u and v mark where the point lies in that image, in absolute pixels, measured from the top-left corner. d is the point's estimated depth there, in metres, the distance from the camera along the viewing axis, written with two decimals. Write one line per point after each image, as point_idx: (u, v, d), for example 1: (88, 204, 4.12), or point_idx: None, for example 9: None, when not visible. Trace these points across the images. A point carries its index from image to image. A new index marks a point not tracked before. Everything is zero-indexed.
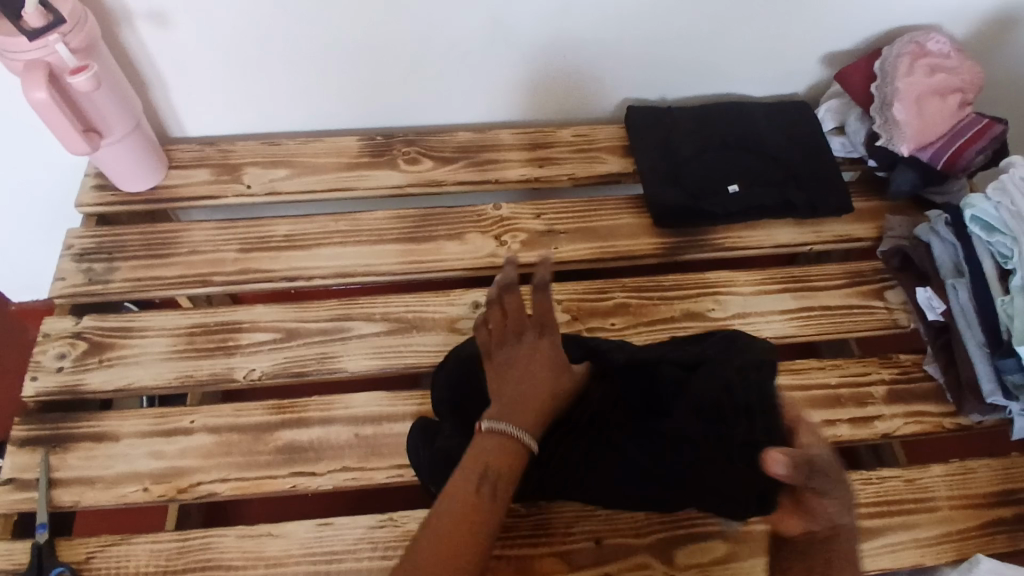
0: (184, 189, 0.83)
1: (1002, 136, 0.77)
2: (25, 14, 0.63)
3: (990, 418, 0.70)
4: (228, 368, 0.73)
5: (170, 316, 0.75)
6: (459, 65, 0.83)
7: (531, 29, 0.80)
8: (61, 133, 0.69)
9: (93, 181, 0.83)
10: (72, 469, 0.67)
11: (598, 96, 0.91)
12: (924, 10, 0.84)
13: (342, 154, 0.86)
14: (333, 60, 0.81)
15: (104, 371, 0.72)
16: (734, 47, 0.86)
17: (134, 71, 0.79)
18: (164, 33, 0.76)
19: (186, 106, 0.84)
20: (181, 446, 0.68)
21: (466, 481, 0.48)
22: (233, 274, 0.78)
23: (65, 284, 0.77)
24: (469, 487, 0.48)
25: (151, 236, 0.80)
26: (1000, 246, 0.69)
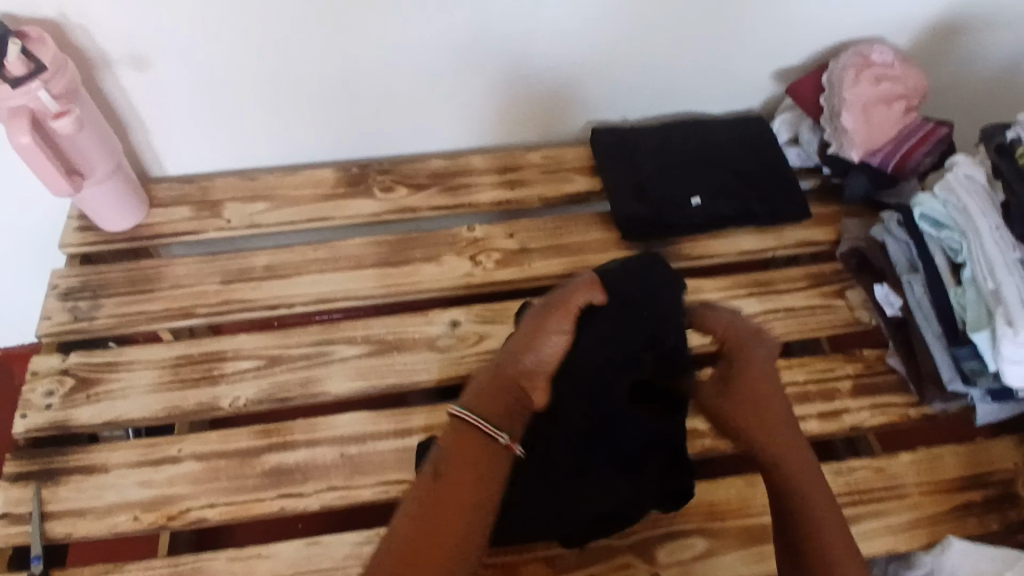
0: (165, 226, 0.85)
1: (947, 138, 0.82)
2: (8, 63, 0.66)
3: (953, 405, 0.73)
4: (214, 396, 0.74)
5: (155, 349, 0.77)
6: (427, 95, 0.87)
7: (494, 58, 0.84)
8: (44, 176, 0.71)
9: (76, 223, 0.85)
10: (63, 502, 0.69)
11: (564, 119, 0.94)
12: (866, 24, 0.88)
13: (318, 186, 0.89)
14: (306, 96, 0.85)
15: (91, 406, 0.74)
16: (689, 67, 0.90)
17: (115, 115, 0.82)
18: (142, 77, 0.79)
19: (166, 146, 0.87)
20: (169, 474, 0.70)
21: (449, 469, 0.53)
22: (216, 305, 0.80)
23: (51, 323, 0.79)
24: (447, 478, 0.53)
25: (134, 272, 0.82)
26: (949, 241, 0.72)
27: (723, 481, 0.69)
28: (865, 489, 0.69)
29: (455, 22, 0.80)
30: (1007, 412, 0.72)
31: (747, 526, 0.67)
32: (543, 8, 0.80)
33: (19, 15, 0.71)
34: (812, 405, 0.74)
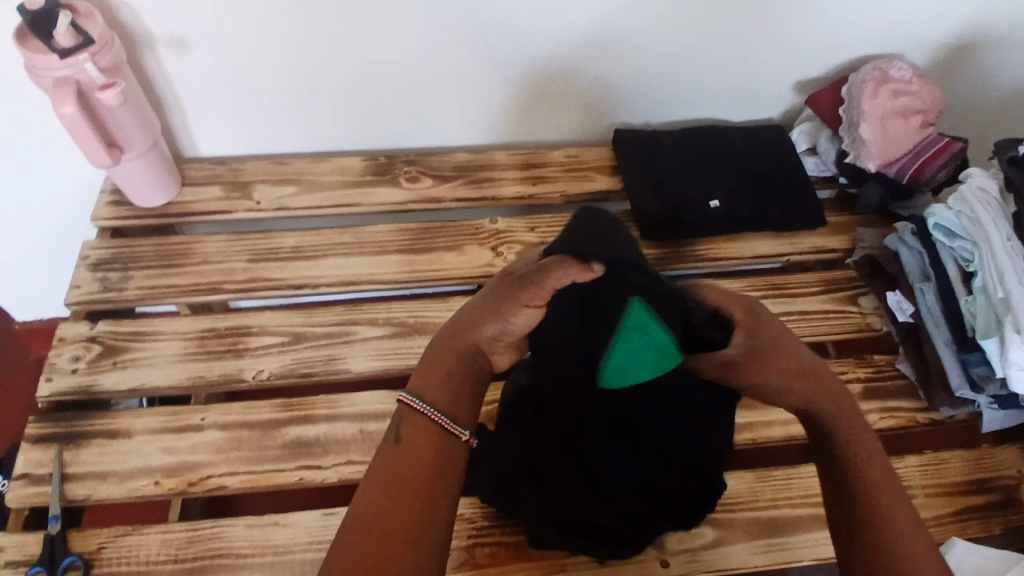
0: (196, 204, 0.87)
1: (962, 152, 0.83)
2: (57, 35, 0.68)
3: (960, 411, 0.74)
4: (238, 369, 0.76)
5: (181, 321, 0.79)
6: (457, 91, 0.90)
7: (525, 56, 0.87)
8: (85, 147, 0.73)
9: (109, 197, 0.87)
10: (85, 464, 0.70)
11: (586, 120, 0.97)
12: (887, 40, 0.91)
13: (347, 173, 0.91)
14: (340, 85, 0.87)
15: (117, 373, 0.76)
16: (713, 75, 0.93)
17: (154, 93, 0.85)
18: (183, 58, 0.81)
19: (201, 127, 0.90)
20: (192, 441, 0.71)
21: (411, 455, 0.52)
22: (243, 283, 0.82)
23: (80, 292, 0.80)
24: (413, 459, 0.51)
25: (164, 247, 0.84)
26: (962, 250, 0.73)
27: (733, 474, 0.71)
28: None
29: (489, 19, 0.82)
30: (1011, 420, 0.74)
31: (755, 518, 0.69)
32: (575, 9, 0.82)
33: None
34: None
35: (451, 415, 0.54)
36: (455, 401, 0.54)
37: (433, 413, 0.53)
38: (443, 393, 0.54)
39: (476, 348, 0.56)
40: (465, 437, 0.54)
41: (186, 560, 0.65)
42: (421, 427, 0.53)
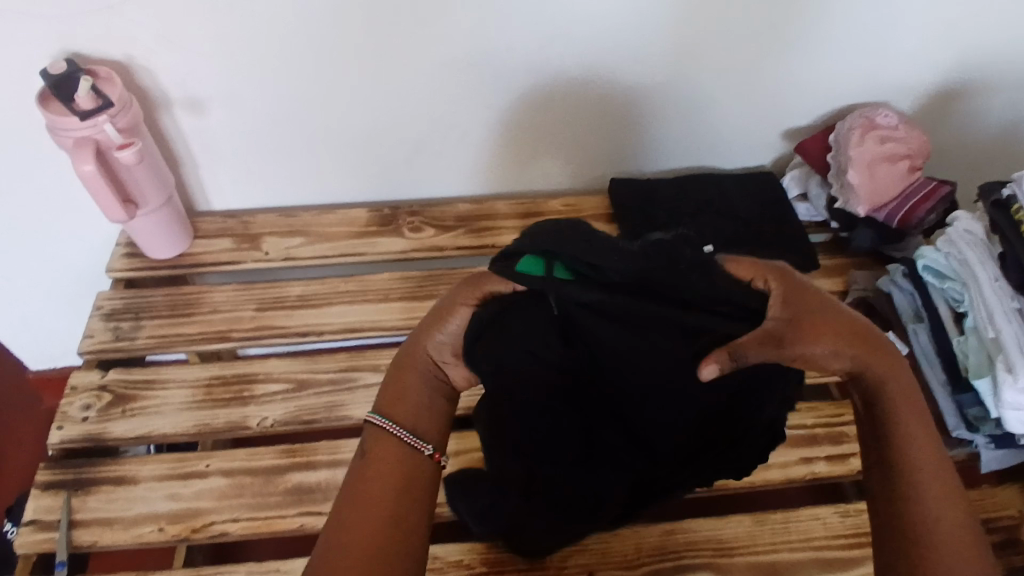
0: (206, 256, 0.90)
1: (950, 196, 0.85)
2: (78, 98, 0.72)
3: (958, 452, 0.75)
4: (243, 416, 0.78)
5: (190, 369, 0.81)
6: (457, 144, 0.93)
7: (523, 110, 0.90)
8: (102, 203, 0.77)
9: (124, 250, 0.91)
10: (92, 511, 0.71)
11: (584, 169, 1.00)
12: (874, 89, 0.94)
13: (352, 224, 0.94)
14: (346, 141, 0.91)
15: (126, 421, 0.78)
16: (704, 126, 0.96)
17: (170, 152, 0.89)
18: (198, 119, 0.86)
19: (214, 183, 0.93)
20: (196, 488, 0.73)
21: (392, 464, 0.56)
22: (251, 331, 0.85)
23: (93, 341, 0.83)
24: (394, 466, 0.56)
25: (174, 297, 0.87)
26: (952, 291, 0.75)
27: (732, 517, 0.71)
28: None
29: (488, 77, 0.86)
30: (1011, 459, 0.74)
31: (755, 562, 0.68)
32: (570, 66, 0.86)
33: (88, 55, 0.77)
34: (821, 447, 0.76)
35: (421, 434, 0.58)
36: (416, 415, 0.59)
37: (403, 434, 0.58)
38: (410, 416, 0.59)
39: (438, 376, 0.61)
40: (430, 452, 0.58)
41: None
42: (391, 451, 0.57)
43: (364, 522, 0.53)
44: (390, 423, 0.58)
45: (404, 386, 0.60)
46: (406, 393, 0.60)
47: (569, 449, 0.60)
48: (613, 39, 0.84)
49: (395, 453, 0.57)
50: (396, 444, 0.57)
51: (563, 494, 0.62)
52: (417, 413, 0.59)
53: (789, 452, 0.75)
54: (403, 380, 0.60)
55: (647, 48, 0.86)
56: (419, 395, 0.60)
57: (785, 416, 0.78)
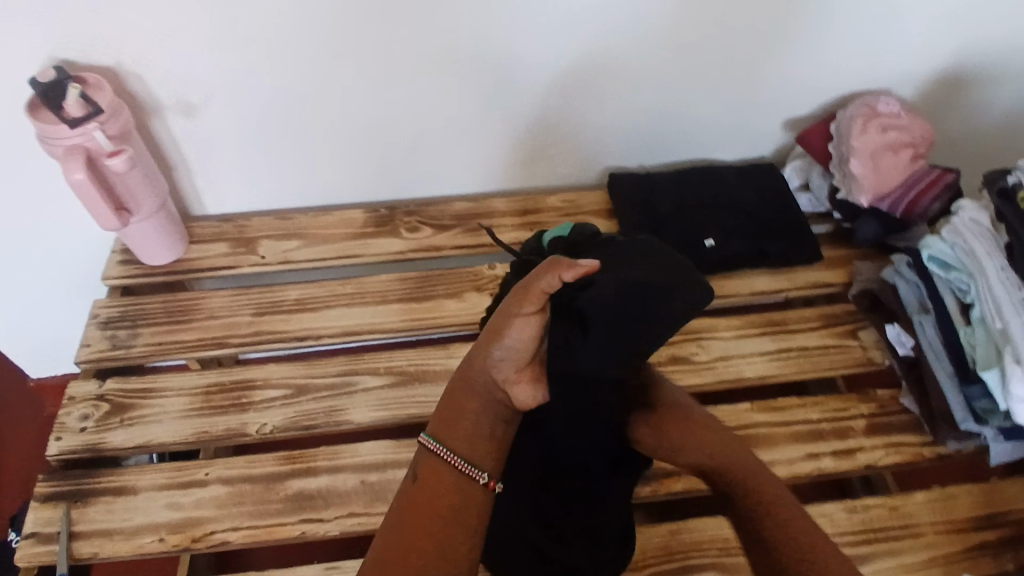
0: (202, 261, 0.90)
1: (954, 184, 0.84)
2: (68, 105, 0.71)
3: (967, 444, 0.74)
4: (242, 423, 0.77)
5: (188, 377, 0.80)
6: (453, 142, 0.92)
7: (519, 105, 0.89)
8: (95, 211, 0.76)
9: (119, 256, 0.90)
10: (92, 522, 0.71)
11: (582, 164, 0.99)
12: (875, 77, 0.93)
13: (348, 225, 0.93)
14: (342, 141, 0.90)
15: (125, 430, 0.77)
16: (703, 118, 0.95)
17: (163, 157, 0.88)
18: (190, 122, 0.84)
19: (208, 186, 0.93)
20: (196, 497, 0.72)
21: (439, 476, 0.54)
22: (248, 336, 0.84)
23: (90, 350, 0.82)
24: (441, 478, 0.54)
25: (171, 304, 0.86)
26: (958, 281, 0.74)
27: None
28: (880, 527, 0.69)
29: (482, 72, 0.84)
30: (1017, 452, 0.73)
31: None
32: (566, 60, 0.85)
33: (77, 61, 0.76)
34: (827, 442, 0.75)
35: (469, 459, 0.55)
36: (473, 444, 0.55)
37: (454, 461, 0.54)
38: (468, 445, 0.55)
39: (499, 400, 0.57)
40: (484, 481, 0.54)
41: None
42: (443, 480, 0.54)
43: (411, 530, 0.51)
44: (439, 446, 0.55)
45: (461, 410, 0.56)
46: (464, 420, 0.56)
47: (596, 446, 0.59)
48: (610, 31, 0.83)
49: (447, 480, 0.54)
50: (449, 474, 0.54)
51: (575, 497, 0.60)
52: (472, 437, 0.56)
53: (796, 448, 0.74)
54: (463, 407, 0.56)
55: (644, 40, 0.84)
56: (473, 416, 0.56)
57: (790, 412, 0.77)
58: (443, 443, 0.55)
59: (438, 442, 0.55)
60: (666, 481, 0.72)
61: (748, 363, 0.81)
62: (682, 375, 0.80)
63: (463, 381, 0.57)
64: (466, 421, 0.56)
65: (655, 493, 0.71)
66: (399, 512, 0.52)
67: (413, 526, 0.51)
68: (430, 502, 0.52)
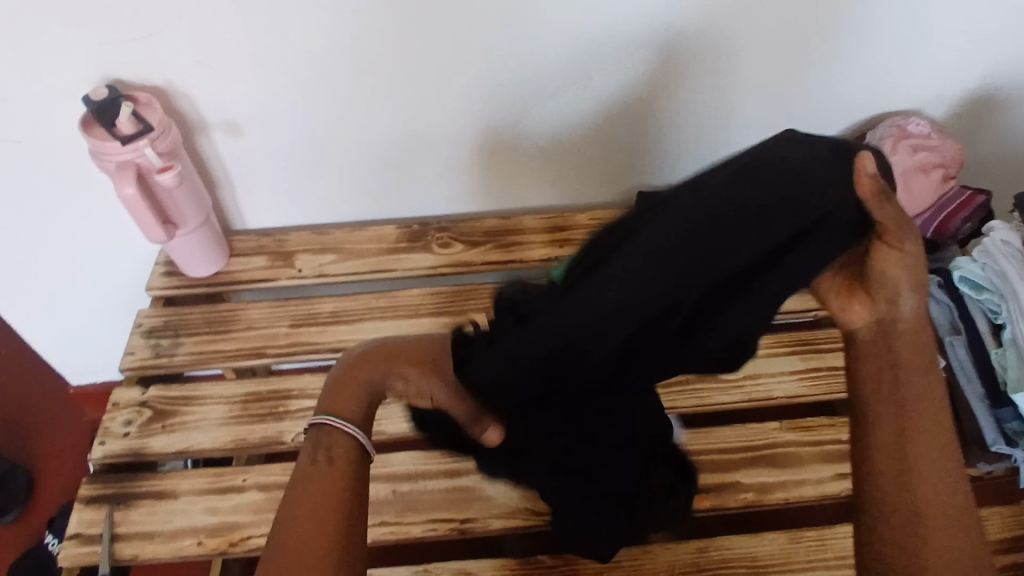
0: (242, 274, 0.93)
1: (986, 205, 0.85)
2: (120, 123, 0.75)
3: (997, 467, 0.72)
4: (278, 431, 0.79)
5: (227, 385, 0.83)
6: (485, 159, 0.94)
7: (550, 124, 0.91)
8: (144, 224, 0.79)
9: (163, 268, 0.93)
10: (134, 524, 0.73)
11: (612, 182, 1.00)
12: (905, 99, 0.93)
13: (382, 241, 0.96)
14: (378, 159, 0.92)
15: (166, 436, 0.80)
16: (733, 138, 0.96)
17: (207, 173, 0.91)
18: (232, 139, 0.88)
19: (249, 202, 0.96)
20: (234, 502, 0.74)
21: (337, 450, 0.57)
22: (285, 347, 0.86)
23: (134, 357, 0.85)
24: (332, 454, 0.56)
25: (211, 314, 0.89)
26: (989, 303, 0.75)
27: (766, 534, 0.69)
28: None
29: (514, 89, 0.86)
30: None
31: None
32: (596, 80, 0.87)
33: (129, 80, 0.80)
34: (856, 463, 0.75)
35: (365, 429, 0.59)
36: (359, 410, 0.59)
37: (353, 429, 0.58)
38: (355, 409, 0.59)
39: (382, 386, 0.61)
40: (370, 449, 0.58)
41: None
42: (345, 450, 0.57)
43: (311, 513, 0.52)
44: (330, 421, 0.58)
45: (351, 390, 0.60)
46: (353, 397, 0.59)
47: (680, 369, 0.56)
48: (641, 51, 0.84)
49: (343, 450, 0.57)
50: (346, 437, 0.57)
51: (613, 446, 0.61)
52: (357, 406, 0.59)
53: (824, 467, 0.74)
54: (358, 390, 0.60)
55: (675, 60, 0.86)
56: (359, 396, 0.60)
57: (819, 431, 0.77)
58: (331, 417, 0.58)
59: (330, 418, 0.58)
60: (694, 498, 0.72)
61: (778, 383, 0.82)
62: (709, 393, 0.81)
63: (346, 379, 0.60)
64: (349, 399, 0.59)
65: None
66: (296, 493, 0.53)
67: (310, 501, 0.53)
68: (323, 481, 0.54)
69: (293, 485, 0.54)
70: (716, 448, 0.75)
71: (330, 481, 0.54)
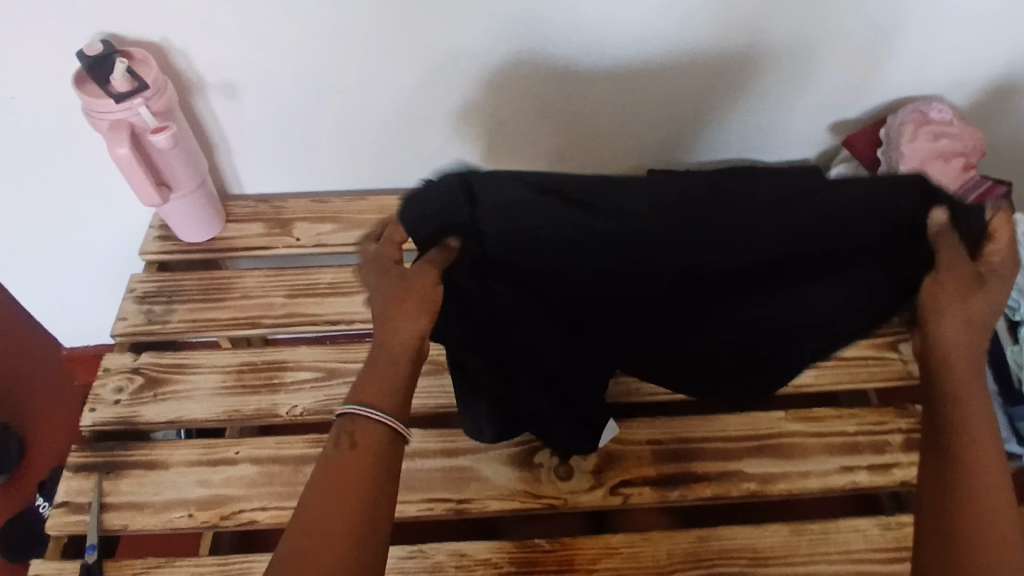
0: (238, 240, 0.90)
1: (1009, 196, 0.82)
2: (114, 80, 0.71)
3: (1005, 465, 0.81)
4: (273, 403, 0.77)
5: (221, 355, 0.81)
6: (492, 130, 0.91)
7: (562, 97, 0.88)
8: (138, 186, 0.77)
9: (157, 233, 0.91)
10: (123, 495, 0.71)
11: (621, 159, 0.97)
12: (929, 83, 0.90)
13: (383, 211, 0.93)
14: (381, 128, 0.89)
15: (158, 405, 0.78)
16: (750, 116, 0.93)
17: (204, 135, 0.88)
18: (230, 100, 0.84)
19: (246, 167, 0.93)
20: (226, 475, 0.73)
21: (377, 441, 0.52)
22: (281, 318, 0.84)
23: (127, 323, 0.83)
24: (352, 454, 0.51)
25: (206, 281, 0.87)
26: (1008, 299, 0.81)
27: (769, 526, 0.68)
28: None
29: (528, 61, 0.83)
30: None
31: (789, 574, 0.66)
32: (612, 54, 0.83)
33: (124, 36, 0.76)
34: (862, 457, 0.73)
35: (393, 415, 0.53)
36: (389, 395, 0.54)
37: (383, 419, 0.52)
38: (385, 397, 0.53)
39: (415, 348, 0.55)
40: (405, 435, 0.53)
41: None
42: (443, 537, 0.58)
43: (330, 508, 0.49)
44: (353, 405, 0.52)
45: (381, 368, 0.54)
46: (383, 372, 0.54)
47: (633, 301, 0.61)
48: (662, 25, 0.81)
49: (371, 437, 0.52)
50: (375, 429, 0.52)
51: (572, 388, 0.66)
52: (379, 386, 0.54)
53: (829, 460, 0.73)
54: (381, 369, 0.54)
55: (696, 35, 0.82)
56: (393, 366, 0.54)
57: (825, 422, 0.75)
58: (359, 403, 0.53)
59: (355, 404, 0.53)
60: (696, 486, 0.71)
61: None
62: None
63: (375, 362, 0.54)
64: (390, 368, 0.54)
65: (685, 497, 0.71)
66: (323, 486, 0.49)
67: (334, 501, 0.49)
68: (344, 475, 0.50)
69: (314, 478, 0.50)
70: (720, 436, 0.74)
71: (349, 477, 0.50)
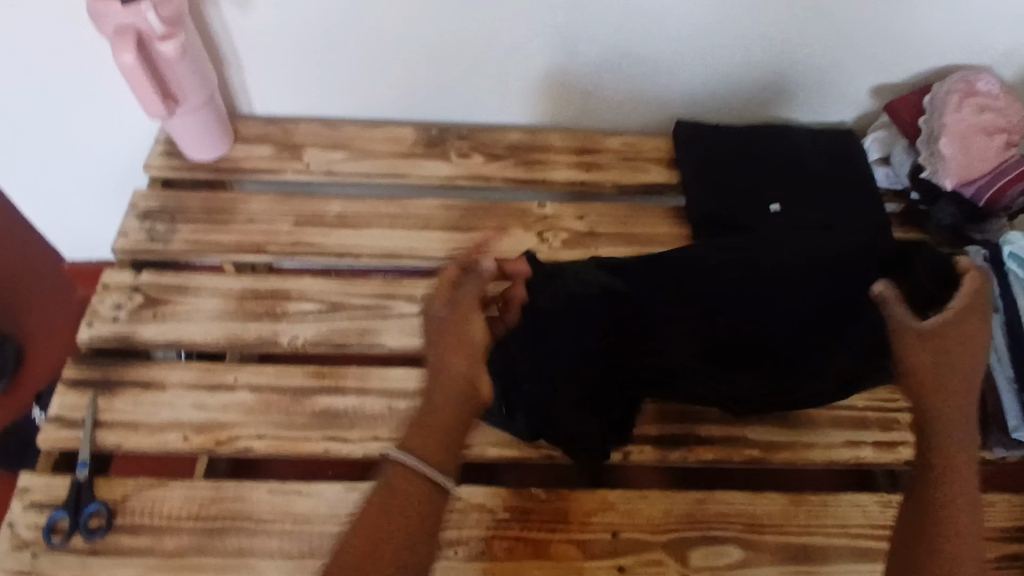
0: (246, 162, 0.87)
1: None
2: None
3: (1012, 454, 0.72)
4: (274, 333, 0.76)
5: (223, 279, 0.79)
6: (516, 67, 0.87)
7: (594, 37, 0.83)
8: (142, 97, 0.73)
9: (162, 148, 0.87)
10: (118, 413, 0.71)
11: (649, 109, 0.93)
12: (981, 51, 0.85)
13: (398, 143, 0.90)
14: (401, 55, 0.85)
15: (156, 325, 0.76)
16: (788, 72, 0.88)
17: (215, 48, 0.84)
18: (243, 13, 0.80)
19: (257, 86, 0.89)
20: (223, 400, 0.72)
21: (421, 488, 0.57)
22: (287, 245, 0.81)
23: (128, 240, 0.81)
24: (401, 487, 0.57)
25: (211, 203, 0.84)
26: None
27: (767, 494, 0.67)
28: None
29: None
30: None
31: (785, 543, 0.65)
32: None
33: None
34: (869, 433, 0.72)
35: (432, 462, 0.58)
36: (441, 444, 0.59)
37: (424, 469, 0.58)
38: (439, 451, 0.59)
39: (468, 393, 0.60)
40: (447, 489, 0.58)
41: (206, 519, 0.65)
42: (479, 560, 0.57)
43: (380, 532, 0.55)
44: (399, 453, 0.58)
45: (439, 419, 0.59)
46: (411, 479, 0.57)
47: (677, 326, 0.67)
48: None
49: (416, 482, 0.57)
50: (415, 476, 0.57)
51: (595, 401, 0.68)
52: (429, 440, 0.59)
53: (837, 433, 0.72)
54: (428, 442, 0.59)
55: None
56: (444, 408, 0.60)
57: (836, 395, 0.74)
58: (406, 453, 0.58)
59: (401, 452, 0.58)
60: (697, 448, 0.70)
61: None
62: None
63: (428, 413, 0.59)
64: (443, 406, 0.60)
65: (685, 459, 0.70)
66: (372, 515, 0.56)
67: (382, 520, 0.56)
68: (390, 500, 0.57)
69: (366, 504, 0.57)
70: None
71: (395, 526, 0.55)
